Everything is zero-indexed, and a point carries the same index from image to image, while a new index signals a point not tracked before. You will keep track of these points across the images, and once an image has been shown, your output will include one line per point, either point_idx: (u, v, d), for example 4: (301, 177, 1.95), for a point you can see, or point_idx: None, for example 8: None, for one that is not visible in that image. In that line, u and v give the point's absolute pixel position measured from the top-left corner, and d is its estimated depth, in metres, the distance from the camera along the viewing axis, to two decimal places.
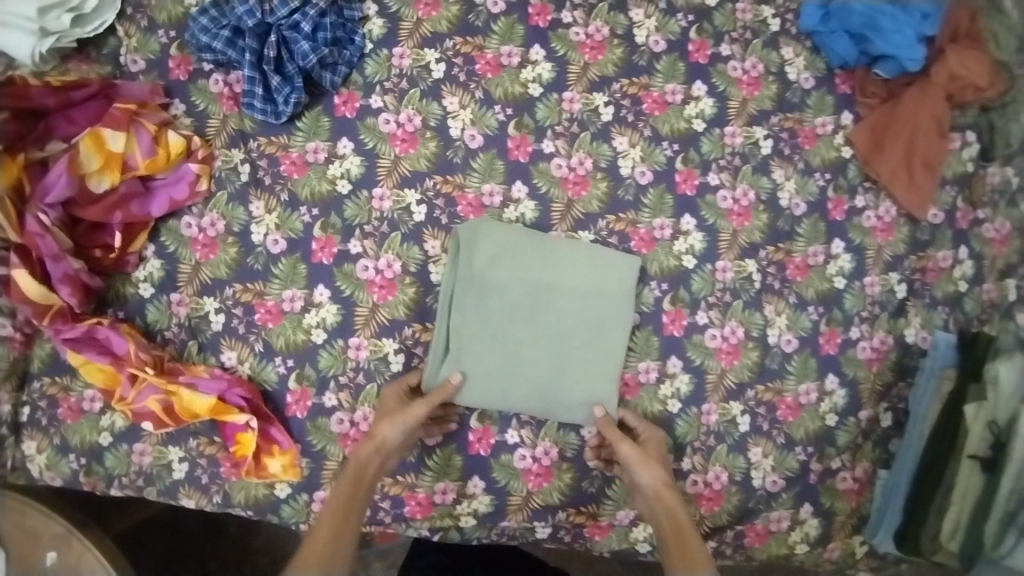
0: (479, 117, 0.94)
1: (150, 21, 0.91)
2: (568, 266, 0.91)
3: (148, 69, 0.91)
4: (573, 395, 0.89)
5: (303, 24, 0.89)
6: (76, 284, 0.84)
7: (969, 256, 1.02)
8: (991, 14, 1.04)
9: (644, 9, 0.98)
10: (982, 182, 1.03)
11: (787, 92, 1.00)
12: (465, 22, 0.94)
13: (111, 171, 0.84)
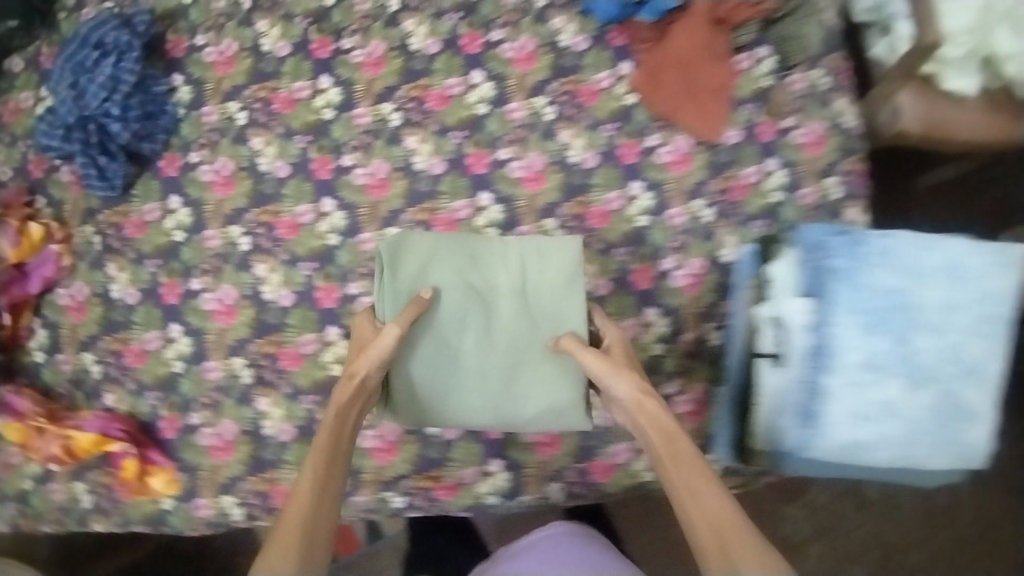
0: (283, 149, 1.05)
1: (12, 135, 1.11)
2: (484, 266, 0.93)
3: (15, 174, 1.10)
4: (531, 394, 0.90)
5: (113, 108, 1.03)
6: None
7: (781, 165, 1.08)
8: None
9: (416, 18, 1.08)
10: (785, 92, 1.10)
11: (561, 59, 1.07)
12: (258, 70, 1.07)
13: None
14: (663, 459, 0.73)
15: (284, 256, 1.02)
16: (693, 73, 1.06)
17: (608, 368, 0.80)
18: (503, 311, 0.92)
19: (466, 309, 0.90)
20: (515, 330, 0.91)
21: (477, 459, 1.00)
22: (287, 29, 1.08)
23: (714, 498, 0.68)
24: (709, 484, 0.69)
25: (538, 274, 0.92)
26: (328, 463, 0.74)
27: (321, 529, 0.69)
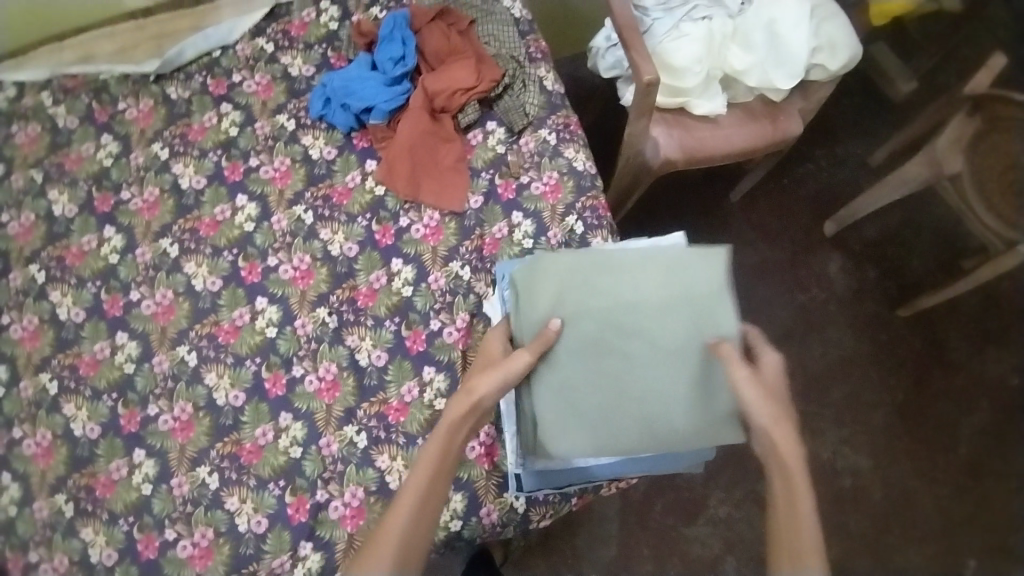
0: (77, 296, 1.17)
1: None
2: (638, 270, 0.95)
3: None
4: (690, 398, 0.93)
5: None
6: None
7: (525, 217, 1.25)
8: (484, 19, 1.37)
9: (183, 161, 1.25)
10: (517, 155, 1.29)
11: (314, 169, 1.26)
12: (52, 233, 1.20)
13: None
14: (781, 481, 0.85)
15: (87, 393, 1.12)
16: (428, 157, 1.25)
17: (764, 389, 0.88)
18: (664, 320, 0.93)
19: (596, 336, 0.94)
20: (677, 335, 0.92)
21: (289, 546, 1.04)
22: (71, 193, 1.22)
23: (799, 498, 0.83)
24: (800, 487, 0.83)
25: (675, 286, 0.93)
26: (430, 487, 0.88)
27: (415, 550, 0.85)
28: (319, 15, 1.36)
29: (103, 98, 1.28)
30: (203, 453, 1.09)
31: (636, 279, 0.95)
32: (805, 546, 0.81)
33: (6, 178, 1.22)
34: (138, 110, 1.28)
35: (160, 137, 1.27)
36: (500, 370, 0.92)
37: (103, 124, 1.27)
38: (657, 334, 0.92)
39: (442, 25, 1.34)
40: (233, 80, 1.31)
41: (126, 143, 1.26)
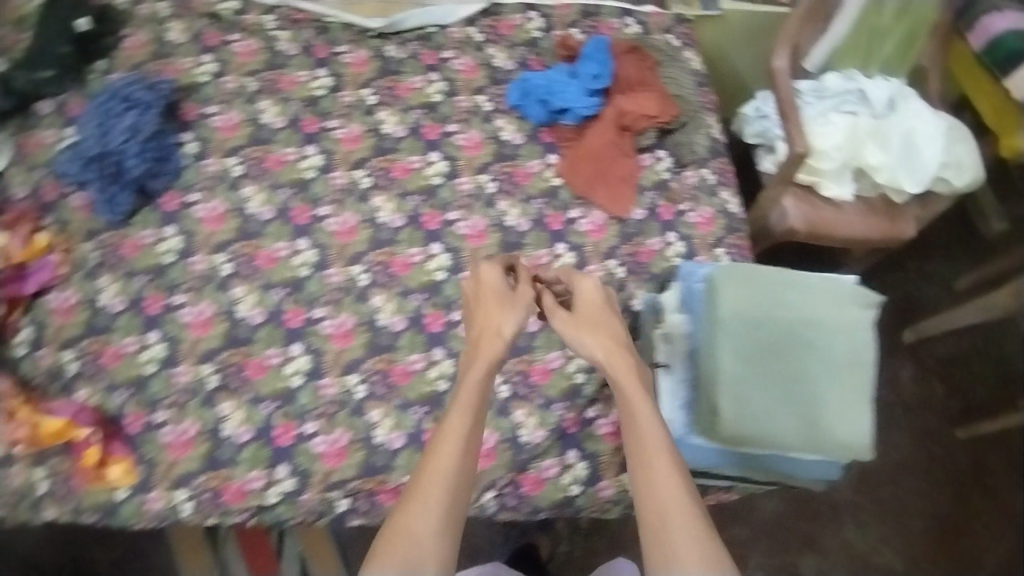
0: (269, 198, 1.25)
1: (32, 164, 1.28)
2: (802, 291, 1.03)
3: (31, 195, 1.25)
4: (811, 421, 0.98)
5: (132, 148, 1.21)
6: None
7: (678, 239, 1.34)
8: (672, 62, 1.50)
9: (389, 111, 1.34)
10: (683, 183, 1.39)
11: (503, 147, 1.34)
12: (257, 137, 1.29)
13: None
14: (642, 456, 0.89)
15: (258, 282, 1.19)
16: (609, 164, 1.33)
17: (582, 331, 1.01)
18: (818, 349, 1.00)
19: (757, 340, 1.00)
20: (823, 365, 1.00)
21: (419, 467, 1.11)
22: (283, 109, 1.32)
23: (664, 466, 0.87)
24: (656, 456, 0.88)
25: (836, 322, 1.02)
26: (467, 445, 0.89)
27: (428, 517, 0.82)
28: (523, 20, 1.48)
29: (326, 38, 1.40)
30: (355, 363, 1.15)
31: (793, 302, 1.02)
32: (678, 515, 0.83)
33: (218, 78, 1.34)
34: (355, 58, 1.39)
35: (371, 85, 1.36)
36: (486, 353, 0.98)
37: (320, 60, 1.38)
38: (809, 359, 1.00)
39: (637, 54, 1.46)
40: (443, 56, 1.41)
41: (340, 81, 1.36)
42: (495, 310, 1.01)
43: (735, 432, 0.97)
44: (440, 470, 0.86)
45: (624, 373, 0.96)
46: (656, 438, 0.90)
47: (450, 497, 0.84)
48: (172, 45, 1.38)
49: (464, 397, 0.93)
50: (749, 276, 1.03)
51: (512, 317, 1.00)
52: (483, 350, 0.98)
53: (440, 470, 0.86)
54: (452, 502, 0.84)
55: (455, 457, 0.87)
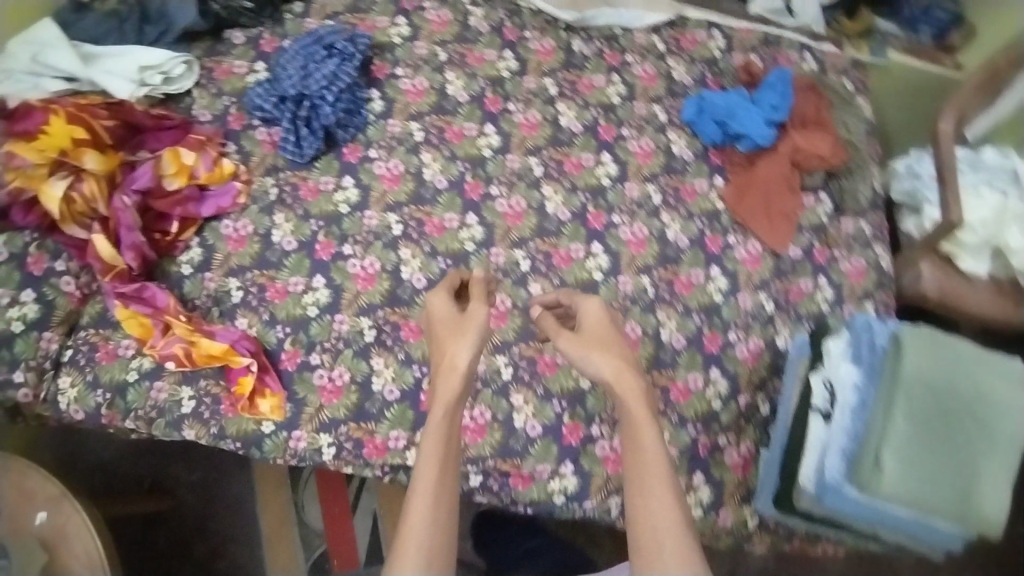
0: (446, 167, 1.28)
1: (219, 90, 1.30)
2: (996, 371, 1.01)
3: (214, 120, 1.28)
4: (978, 499, 0.96)
5: (328, 95, 1.24)
6: (140, 252, 1.12)
7: (828, 284, 1.33)
8: (846, 107, 1.48)
9: (568, 104, 1.35)
10: (839, 231, 1.38)
11: (672, 161, 1.34)
12: (441, 106, 1.32)
13: (180, 177, 1.16)
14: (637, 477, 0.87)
15: (426, 248, 1.22)
16: (776, 199, 1.32)
17: (592, 348, 0.96)
18: (1001, 432, 0.98)
19: (935, 406, 1.01)
20: (1005, 448, 0.98)
21: (553, 459, 1.13)
22: (468, 83, 1.34)
23: (657, 495, 0.85)
24: (657, 477, 0.86)
25: None
26: (436, 496, 0.85)
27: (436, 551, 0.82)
28: (706, 37, 1.46)
29: (516, 21, 1.41)
30: (506, 345, 1.18)
31: (985, 380, 1.01)
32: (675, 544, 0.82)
33: (410, 41, 1.36)
34: (542, 46, 1.40)
35: (553, 75, 1.38)
36: (459, 355, 0.94)
37: (509, 42, 1.39)
38: (990, 439, 0.98)
39: (815, 91, 1.45)
40: (626, 59, 1.41)
41: (524, 66, 1.38)
42: (448, 341, 0.96)
43: (893, 489, 0.97)
44: (417, 519, 0.83)
45: (630, 395, 0.92)
46: (655, 464, 0.87)
47: (428, 548, 0.82)
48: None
49: (431, 439, 0.88)
50: (937, 346, 1.04)
51: (465, 348, 0.95)
52: (443, 384, 0.93)
53: (416, 523, 0.83)
54: (433, 553, 0.82)
55: (426, 509, 0.84)
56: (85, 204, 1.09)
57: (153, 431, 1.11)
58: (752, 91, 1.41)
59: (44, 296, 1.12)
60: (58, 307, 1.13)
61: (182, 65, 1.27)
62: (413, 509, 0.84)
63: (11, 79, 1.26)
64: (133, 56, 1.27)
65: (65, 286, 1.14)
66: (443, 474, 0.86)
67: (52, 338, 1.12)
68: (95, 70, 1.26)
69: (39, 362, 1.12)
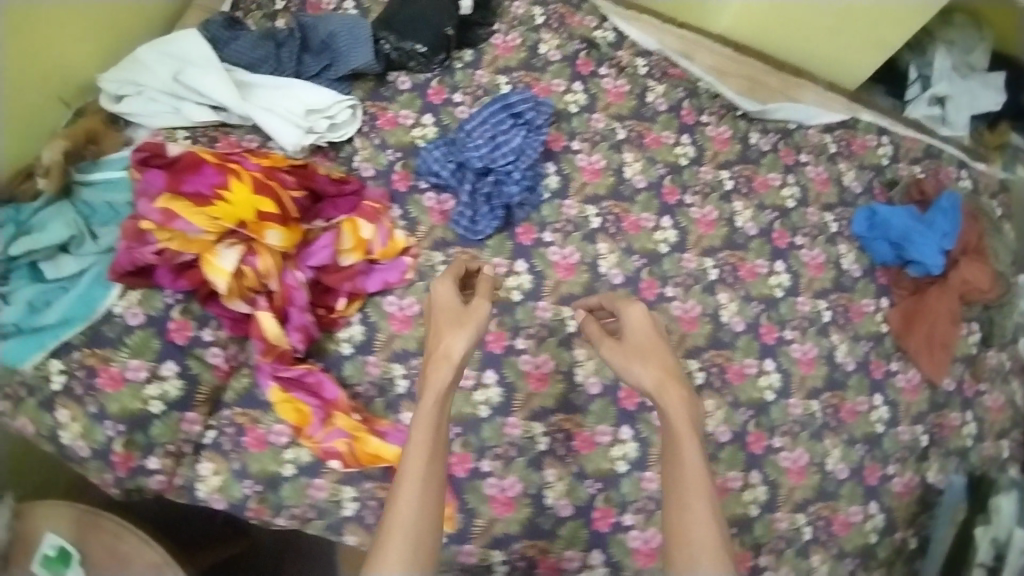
0: (622, 262, 1.20)
1: (382, 141, 1.18)
2: None
3: (376, 176, 1.16)
4: None
5: (514, 172, 1.14)
6: (306, 334, 1.01)
7: (972, 419, 1.31)
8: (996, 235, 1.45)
9: (743, 203, 1.31)
10: (983, 363, 1.35)
11: (842, 277, 1.30)
12: (617, 191, 1.24)
13: (356, 251, 1.04)
14: (675, 478, 0.87)
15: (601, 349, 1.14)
16: (941, 329, 1.27)
17: (631, 360, 0.96)
18: None
19: None
20: None
21: None
22: (647, 168, 1.27)
23: (697, 488, 0.85)
24: (694, 489, 0.85)
25: None
26: (424, 484, 0.83)
27: (425, 538, 0.80)
28: (876, 143, 1.42)
29: (694, 103, 1.35)
30: None
31: None
32: (700, 540, 0.82)
33: (586, 111, 1.28)
34: (718, 133, 1.34)
35: (729, 168, 1.33)
36: (463, 328, 0.93)
37: (686, 125, 1.33)
38: None
39: (975, 216, 1.40)
40: (800, 158, 1.37)
41: (700, 154, 1.32)
42: (445, 329, 0.94)
43: None
44: (405, 503, 0.81)
45: (671, 398, 0.92)
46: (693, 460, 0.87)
47: (414, 539, 0.79)
48: (544, 58, 1.31)
49: (421, 427, 0.86)
50: None
51: (462, 338, 0.93)
52: (436, 372, 0.90)
53: (403, 505, 0.81)
54: (417, 541, 0.79)
55: (415, 491, 0.82)
56: (256, 279, 0.96)
57: (305, 529, 1.02)
58: (922, 210, 1.35)
59: (187, 368, 0.99)
60: (203, 383, 1.01)
61: (347, 111, 1.15)
62: (405, 486, 0.82)
63: (150, 101, 1.08)
64: (296, 94, 1.12)
65: (211, 359, 1.01)
66: (432, 461, 0.84)
67: (193, 420, 1.00)
68: (251, 103, 1.09)
69: (180, 444, 1.00)
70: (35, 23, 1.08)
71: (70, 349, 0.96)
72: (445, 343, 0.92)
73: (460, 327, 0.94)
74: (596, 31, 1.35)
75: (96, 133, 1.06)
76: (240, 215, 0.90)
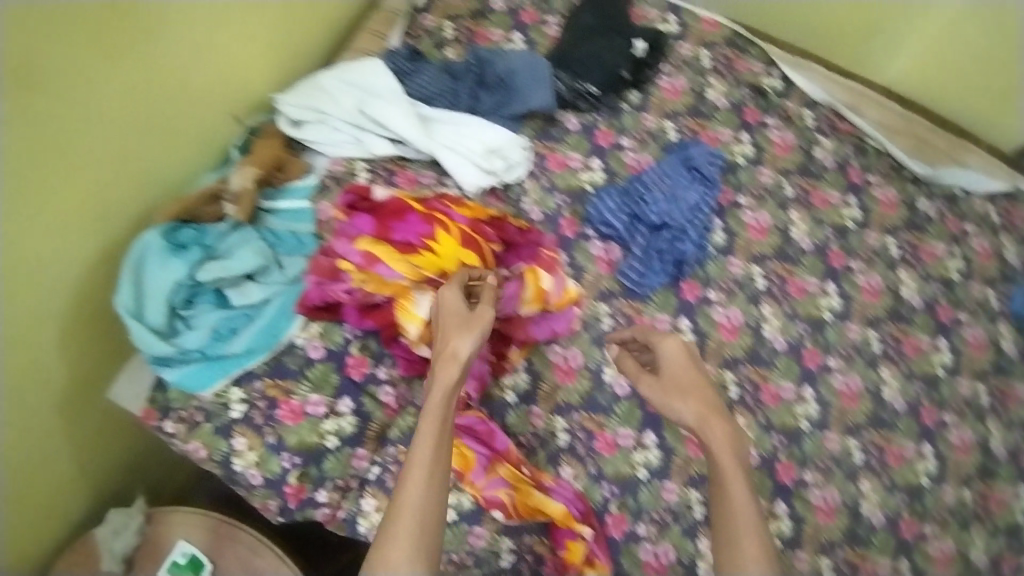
0: (786, 327, 1.18)
1: (550, 183, 1.16)
2: None
3: (545, 219, 1.13)
4: None
5: (691, 230, 1.13)
6: (479, 382, 1.03)
7: None
8: None
9: (909, 272, 1.25)
10: None
11: (1002, 358, 1.22)
12: (783, 252, 1.21)
13: (535, 301, 1.03)
14: (719, 508, 0.85)
15: (761, 420, 1.14)
16: None
17: (671, 395, 0.94)
18: None
19: None
20: None
21: None
22: (814, 229, 1.24)
23: (743, 512, 0.83)
24: (749, 527, 0.82)
25: None
26: (426, 487, 0.77)
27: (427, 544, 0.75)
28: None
29: (862, 161, 1.31)
30: (831, 546, 1.10)
31: None
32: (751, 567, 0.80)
33: (753, 164, 1.24)
34: (884, 194, 1.30)
35: (896, 235, 1.27)
36: (470, 325, 0.87)
37: (853, 184, 1.29)
38: None
39: None
40: (965, 228, 1.30)
41: (868, 217, 1.27)
42: (453, 327, 0.87)
43: None
44: (409, 512, 0.76)
45: (714, 430, 0.90)
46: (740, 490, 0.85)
47: (419, 544, 0.75)
48: (710, 104, 1.25)
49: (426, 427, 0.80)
50: None
51: (471, 337, 0.86)
52: (443, 372, 0.84)
53: (405, 513, 0.76)
54: (423, 549, 0.75)
55: (417, 496, 0.77)
56: None
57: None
58: None
59: (361, 406, 1.00)
60: (373, 420, 1.01)
61: (523, 151, 1.12)
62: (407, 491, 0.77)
63: (332, 129, 1.08)
64: (477, 133, 1.10)
65: (383, 397, 1.02)
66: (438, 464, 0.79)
67: (362, 456, 1.00)
68: (434, 140, 1.08)
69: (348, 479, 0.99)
70: (223, 43, 1.09)
71: (252, 378, 0.97)
72: (455, 341, 0.85)
73: (469, 325, 0.87)
74: (765, 76, 1.29)
75: (282, 160, 1.07)
76: (444, 265, 0.94)
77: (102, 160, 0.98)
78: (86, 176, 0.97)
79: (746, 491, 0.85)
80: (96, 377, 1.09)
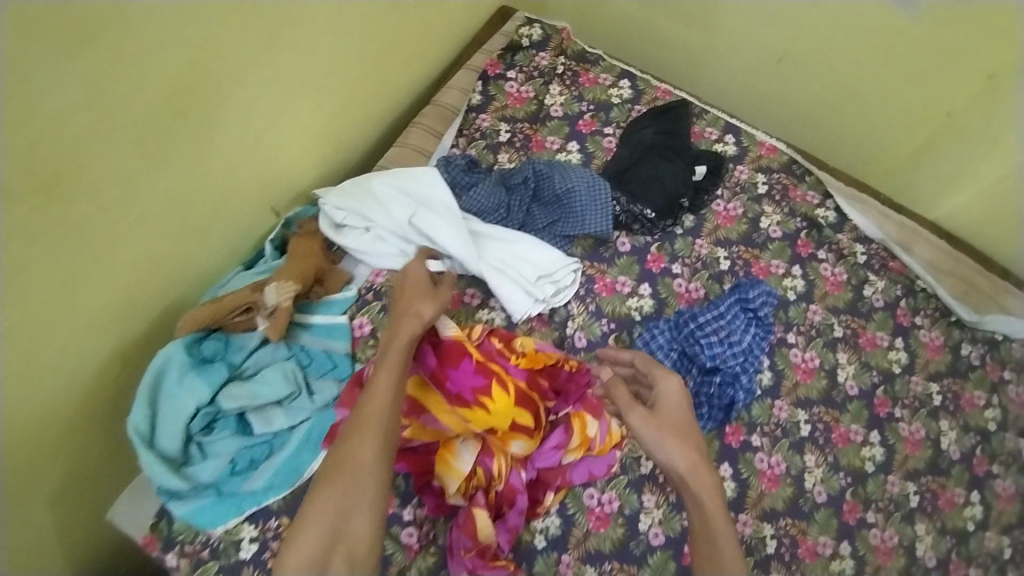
0: (827, 477, 1.12)
1: (597, 307, 1.11)
2: None
3: (589, 346, 1.08)
4: None
5: (744, 378, 1.09)
6: (512, 533, 0.93)
7: None
8: None
9: (949, 421, 1.20)
10: None
11: None
12: (829, 396, 1.16)
13: (578, 449, 0.96)
14: (703, 554, 0.78)
15: None
16: None
17: (665, 434, 0.84)
18: None
19: None
20: None
21: None
22: (860, 372, 1.19)
23: (729, 558, 0.76)
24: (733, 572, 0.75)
25: None
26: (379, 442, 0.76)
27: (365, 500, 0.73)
28: None
29: (910, 302, 1.26)
30: None
31: None
32: None
33: (803, 299, 1.21)
34: (930, 338, 1.25)
35: (940, 380, 1.22)
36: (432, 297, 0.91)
37: (902, 327, 1.24)
38: None
39: None
40: (1005, 375, 1.24)
41: (912, 361, 1.22)
42: (410, 298, 0.90)
43: None
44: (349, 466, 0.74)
45: (700, 472, 0.81)
46: (727, 536, 0.77)
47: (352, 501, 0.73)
48: (764, 234, 1.24)
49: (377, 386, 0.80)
50: None
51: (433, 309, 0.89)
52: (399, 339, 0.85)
53: (347, 465, 0.74)
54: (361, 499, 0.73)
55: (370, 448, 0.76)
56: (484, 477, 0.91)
57: None
58: None
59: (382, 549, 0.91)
60: (392, 563, 0.90)
61: (572, 275, 1.10)
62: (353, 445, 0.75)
63: (378, 241, 1.04)
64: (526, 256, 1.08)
65: (404, 538, 0.92)
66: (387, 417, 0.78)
67: None
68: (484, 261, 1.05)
69: None
70: (274, 137, 1.01)
71: (268, 515, 0.89)
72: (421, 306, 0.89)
73: (430, 299, 0.91)
74: (815, 208, 1.28)
75: (322, 271, 1.01)
76: (494, 424, 0.89)
77: (132, 267, 0.89)
78: (111, 286, 0.87)
79: (732, 536, 0.78)
80: (105, 491, 1.01)
